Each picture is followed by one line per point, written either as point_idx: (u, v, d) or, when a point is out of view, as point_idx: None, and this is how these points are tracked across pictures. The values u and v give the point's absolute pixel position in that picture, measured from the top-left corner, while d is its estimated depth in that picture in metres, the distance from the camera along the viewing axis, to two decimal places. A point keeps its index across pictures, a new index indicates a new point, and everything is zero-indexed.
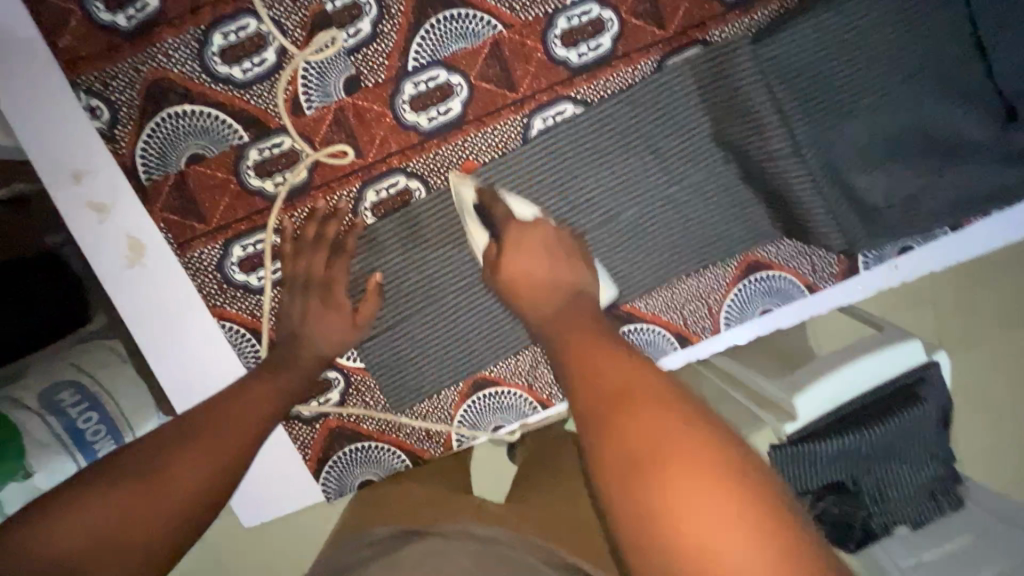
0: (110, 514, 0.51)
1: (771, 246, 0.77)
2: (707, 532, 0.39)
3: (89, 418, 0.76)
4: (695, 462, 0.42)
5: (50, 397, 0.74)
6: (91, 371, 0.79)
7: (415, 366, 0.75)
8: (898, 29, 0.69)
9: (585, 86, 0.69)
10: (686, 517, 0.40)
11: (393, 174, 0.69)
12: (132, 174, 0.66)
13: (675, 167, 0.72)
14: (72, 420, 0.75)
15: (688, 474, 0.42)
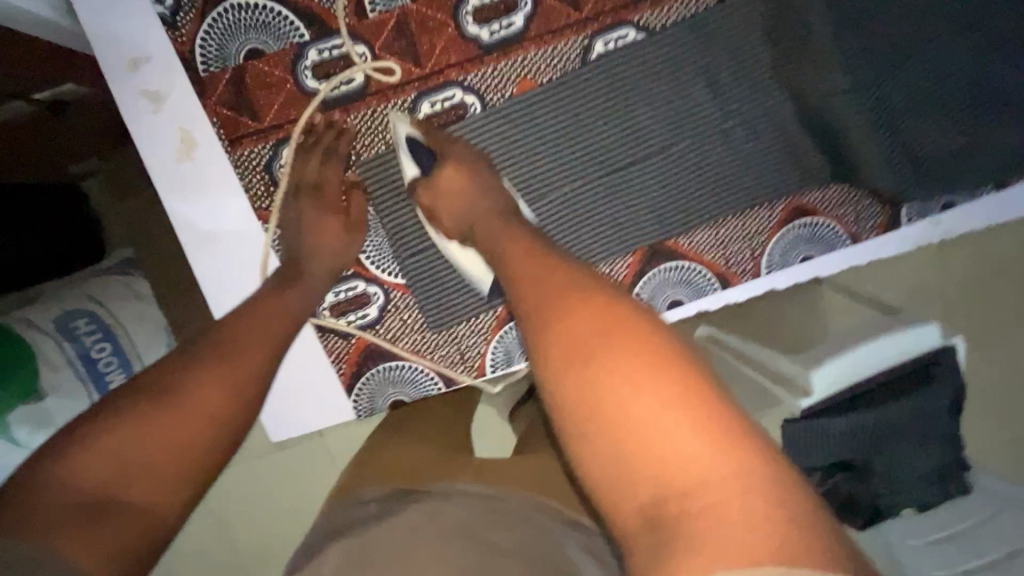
0: (129, 443, 0.45)
1: (817, 192, 0.77)
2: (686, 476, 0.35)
3: (102, 347, 0.80)
4: (669, 399, 0.38)
5: (66, 322, 0.78)
6: (102, 300, 0.83)
7: (452, 287, 0.75)
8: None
9: (648, 13, 0.70)
10: (668, 462, 0.36)
11: (449, 87, 0.69)
12: (190, 65, 0.66)
13: (731, 102, 0.72)
14: (86, 347, 0.79)
15: (653, 412, 0.37)
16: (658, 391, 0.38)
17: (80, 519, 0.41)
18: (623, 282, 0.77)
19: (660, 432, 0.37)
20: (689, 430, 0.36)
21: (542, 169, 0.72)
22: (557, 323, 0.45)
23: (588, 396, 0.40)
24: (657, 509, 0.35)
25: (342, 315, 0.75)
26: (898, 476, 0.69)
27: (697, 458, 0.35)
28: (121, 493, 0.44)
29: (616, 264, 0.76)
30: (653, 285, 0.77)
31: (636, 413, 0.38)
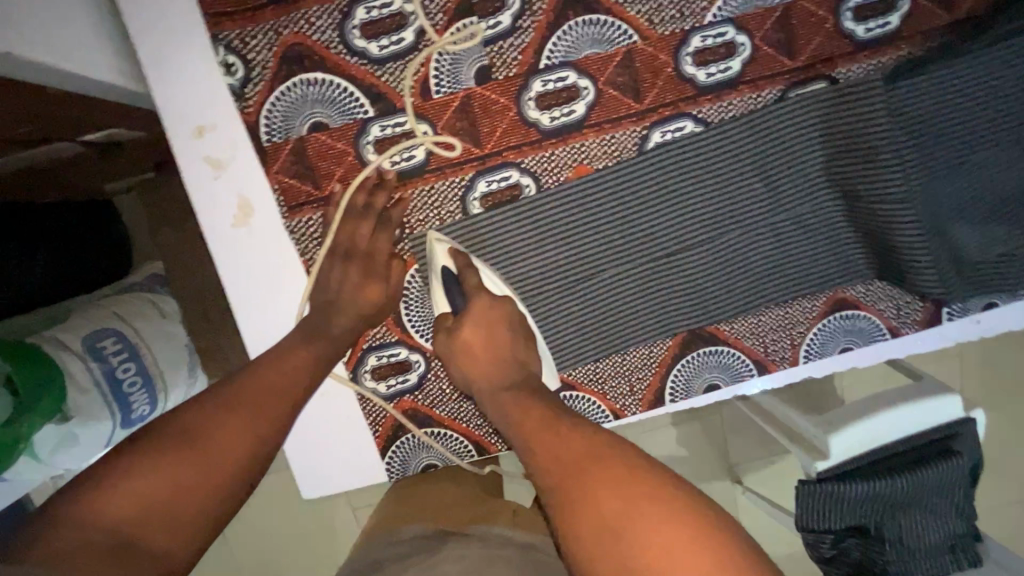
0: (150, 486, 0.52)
1: (862, 286, 0.77)
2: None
3: (128, 367, 0.82)
4: (686, 548, 0.43)
5: (95, 344, 0.79)
6: (130, 320, 0.86)
7: None
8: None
9: (707, 106, 0.70)
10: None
11: (507, 169, 0.69)
12: (255, 134, 0.67)
13: (784, 197, 0.73)
14: (112, 368, 0.81)
15: (669, 559, 0.43)
16: (672, 547, 0.43)
17: (106, 557, 0.46)
18: (661, 363, 0.78)
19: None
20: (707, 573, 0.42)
21: (589, 250, 0.73)
22: (569, 477, 0.50)
23: (617, 561, 0.44)
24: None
25: (382, 380, 0.76)
26: (908, 540, 0.85)
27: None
28: (143, 538, 0.49)
29: (656, 346, 0.77)
30: (690, 369, 0.78)
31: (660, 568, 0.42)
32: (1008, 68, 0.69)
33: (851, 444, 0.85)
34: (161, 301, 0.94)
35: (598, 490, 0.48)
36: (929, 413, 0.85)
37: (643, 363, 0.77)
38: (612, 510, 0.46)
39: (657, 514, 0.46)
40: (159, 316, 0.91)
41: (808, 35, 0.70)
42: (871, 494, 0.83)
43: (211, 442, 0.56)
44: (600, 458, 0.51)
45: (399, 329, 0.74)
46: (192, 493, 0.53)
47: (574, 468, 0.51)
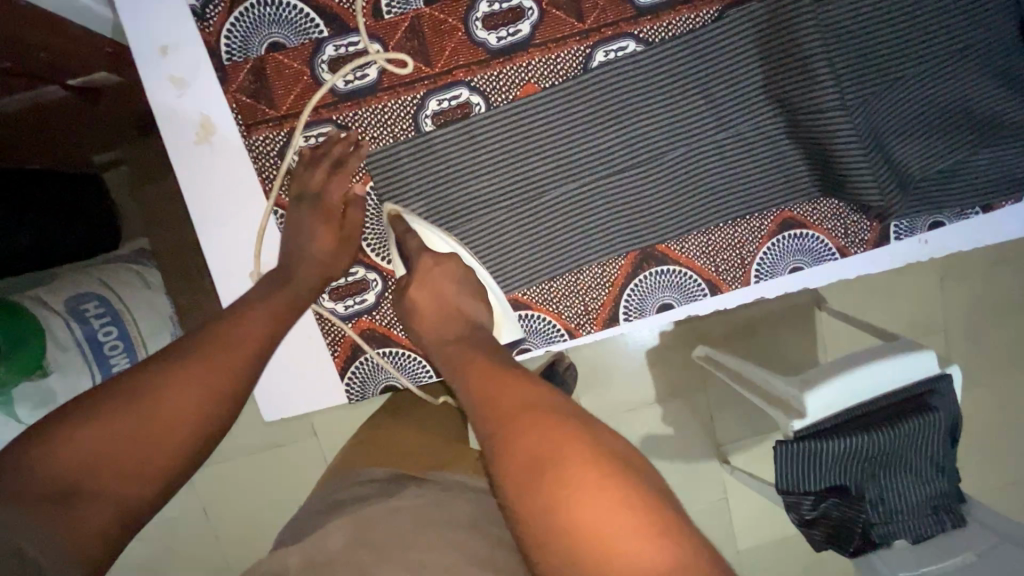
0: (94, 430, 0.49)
1: (809, 205, 0.79)
2: (628, 561, 0.41)
3: (109, 332, 0.82)
4: (608, 494, 0.44)
5: (77, 305, 0.80)
6: (115, 288, 0.86)
7: None
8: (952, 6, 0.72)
9: (647, 26, 0.74)
10: (611, 546, 0.42)
11: (456, 87, 0.73)
12: (215, 54, 0.70)
13: (726, 115, 0.75)
14: (93, 330, 0.81)
15: (590, 502, 0.43)
16: (593, 490, 0.44)
17: (53, 505, 0.45)
18: (614, 282, 0.79)
19: (601, 522, 0.43)
20: (624, 514, 0.43)
21: (539, 168, 0.75)
22: (505, 426, 0.50)
23: (544, 501, 0.44)
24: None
25: (340, 300, 0.77)
26: (889, 502, 0.83)
27: (624, 544, 0.42)
28: (92, 485, 0.47)
29: (608, 265, 0.79)
30: (644, 289, 0.80)
31: (581, 507, 0.43)
32: None
33: (825, 402, 0.82)
34: (147, 272, 0.95)
35: (530, 434, 0.48)
36: (906, 371, 0.83)
37: (596, 283, 0.79)
38: (541, 458, 0.46)
39: (585, 460, 0.46)
40: (143, 286, 0.91)
41: None
42: (854, 451, 0.80)
43: (170, 383, 0.53)
44: (537, 408, 0.50)
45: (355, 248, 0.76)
46: (149, 442, 0.51)
47: (509, 416, 0.50)
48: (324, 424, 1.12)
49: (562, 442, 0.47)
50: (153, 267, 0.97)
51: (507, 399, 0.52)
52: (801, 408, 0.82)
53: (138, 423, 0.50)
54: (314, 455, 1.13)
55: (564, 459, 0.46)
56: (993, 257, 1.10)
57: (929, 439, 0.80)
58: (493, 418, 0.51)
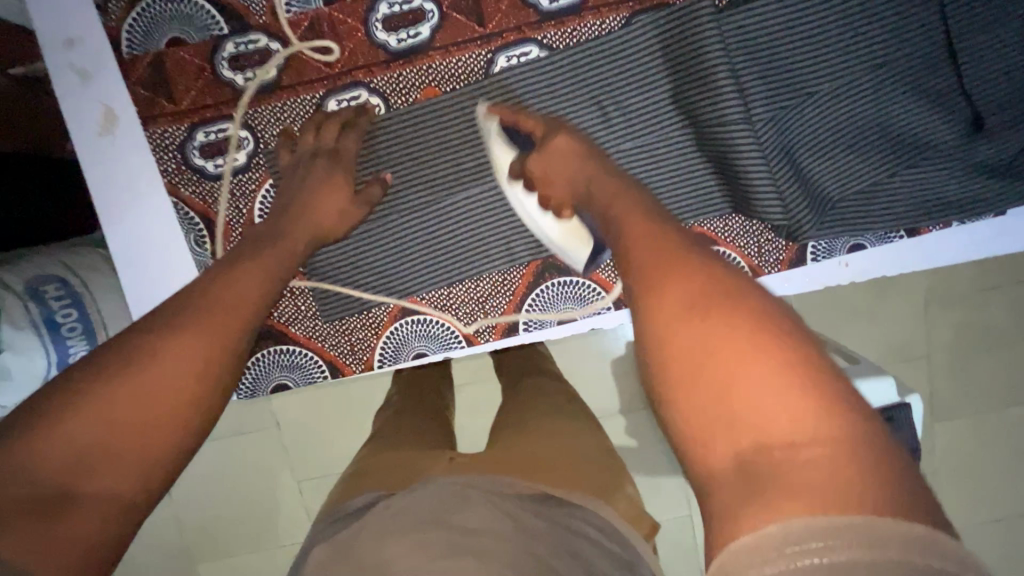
0: (87, 431, 0.44)
1: (719, 221, 0.76)
2: (777, 431, 0.36)
3: (69, 314, 0.75)
4: (797, 393, 0.37)
5: (37, 286, 0.73)
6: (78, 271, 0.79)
7: (379, 266, 0.76)
8: (870, 20, 0.69)
9: (552, 32, 0.72)
10: (757, 414, 0.37)
11: (356, 88, 0.72)
12: (117, 47, 0.71)
13: (635, 124, 0.73)
14: (52, 311, 0.74)
15: (741, 366, 0.39)
16: (748, 361, 0.39)
17: (44, 509, 0.41)
18: (516, 291, 0.79)
19: (747, 390, 0.38)
20: (777, 382, 0.37)
21: (438, 170, 0.74)
22: (659, 313, 0.44)
23: (692, 370, 0.41)
24: (750, 467, 0.36)
25: None
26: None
27: (780, 409, 0.37)
28: (85, 484, 0.43)
29: (510, 274, 0.78)
30: (546, 300, 0.79)
31: (721, 371, 0.39)
32: None
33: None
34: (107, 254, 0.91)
35: (672, 307, 0.43)
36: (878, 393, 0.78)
37: (497, 291, 0.79)
38: (722, 362, 0.39)
39: (744, 330, 0.40)
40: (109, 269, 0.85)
41: None
42: None
43: (170, 360, 0.49)
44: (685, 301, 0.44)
45: None
46: (134, 444, 0.46)
47: (657, 274, 0.46)
48: (287, 412, 1.13)
49: (708, 315, 0.42)
50: None
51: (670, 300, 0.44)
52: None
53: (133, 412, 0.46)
54: (293, 443, 1.14)
55: (709, 332, 0.41)
56: (953, 279, 1.05)
57: None
58: (637, 304, 0.46)
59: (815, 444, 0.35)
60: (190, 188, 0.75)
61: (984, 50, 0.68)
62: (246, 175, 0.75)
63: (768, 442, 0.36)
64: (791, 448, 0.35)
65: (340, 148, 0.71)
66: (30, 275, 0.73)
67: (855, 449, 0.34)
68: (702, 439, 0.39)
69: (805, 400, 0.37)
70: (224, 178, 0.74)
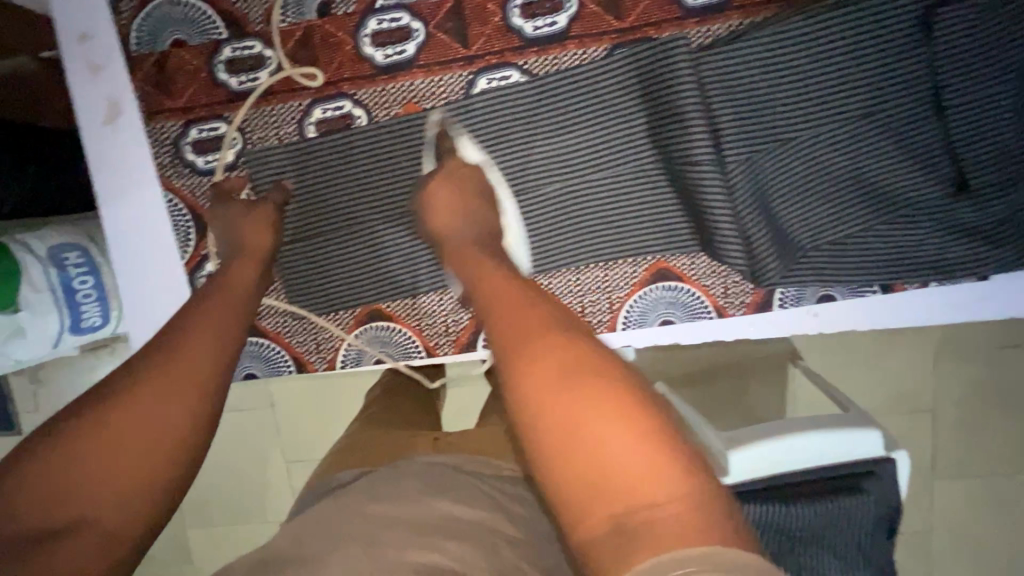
0: (67, 468, 0.45)
1: (686, 258, 0.76)
2: (632, 497, 0.36)
3: (84, 280, 0.87)
4: (639, 440, 0.38)
5: (59, 253, 0.84)
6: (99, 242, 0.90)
7: (340, 275, 0.79)
8: (856, 69, 0.67)
9: (533, 58, 0.73)
10: (619, 477, 0.37)
11: (340, 99, 0.75)
12: (126, 44, 0.76)
13: (607, 153, 0.73)
14: (70, 277, 0.86)
15: (616, 438, 0.38)
16: (620, 430, 0.38)
17: (31, 551, 0.41)
18: None
19: (607, 451, 0.37)
20: (643, 449, 0.37)
21: None
22: (523, 347, 0.44)
23: (562, 441, 0.39)
24: (622, 533, 0.35)
25: None
26: None
27: (641, 472, 0.36)
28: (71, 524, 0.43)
29: None
30: None
31: (591, 437, 0.38)
32: (839, 36, 0.67)
33: (758, 463, 0.73)
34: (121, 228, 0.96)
35: (548, 376, 0.41)
36: (850, 448, 0.74)
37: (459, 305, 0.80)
38: (585, 428, 0.39)
39: (612, 405, 0.39)
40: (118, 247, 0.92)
41: None
42: (773, 523, 0.71)
43: (150, 396, 0.49)
44: (552, 343, 0.43)
45: None
46: (116, 480, 0.46)
47: (528, 333, 0.44)
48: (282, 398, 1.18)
49: (580, 389, 0.40)
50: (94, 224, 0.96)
51: (550, 360, 0.42)
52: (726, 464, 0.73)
53: (118, 451, 0.46)
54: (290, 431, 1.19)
55: (570, 399, 0.40)
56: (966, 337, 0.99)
57: (852, 519, 0.71)
58: (513, 356, 0.44)
59: (670, 507, 0.35)
60: (182, 182, 0.79)
61: (971, 111, 0.66)
62: (233, 173, 0.79)
63: (629, 502, 0.36)
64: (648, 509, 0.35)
65: (359, 153, 0.76)
66: (54, 242, 0.84)
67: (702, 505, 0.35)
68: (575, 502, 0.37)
69: (662, 462, 0.37)
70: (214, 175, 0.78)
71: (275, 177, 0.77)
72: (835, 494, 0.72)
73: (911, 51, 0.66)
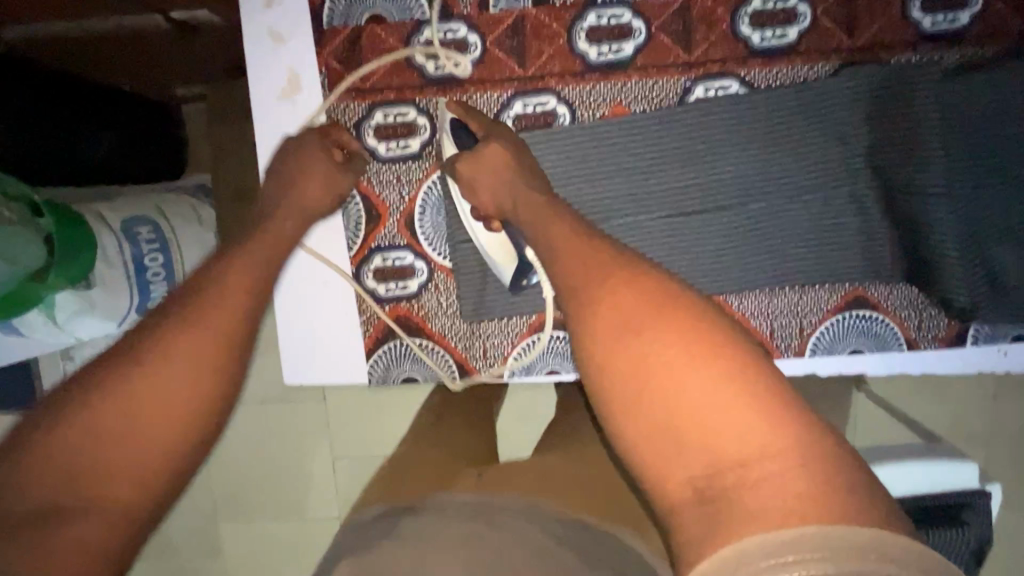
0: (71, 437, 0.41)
1: (884, 287, 0.74)
2: (723, 445, 0.36)
3: (155, 258, 0.79)
4: (721, 382, 0.37)
5: (131, 226, 0.78)
6: (172, 220, 0.82)
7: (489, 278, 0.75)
8: None
9: (755, 70, 0.70)
10: (706, 425, 0.37)
11: (545, 94, 0.71)
12: (317, 14, 0.70)
13: (822, 175, 0.71)
14: (141, 253, 0.79)
15: (701, 386, 0.37)
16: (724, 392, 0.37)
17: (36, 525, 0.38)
18: None
19: (718, 409, 0.37)
20: (757, 422, 0.36)
21: (626, 197, 0.72)
22: (595, 300, 0.45)
23: (636, 385, 0.40)
24: (708, 494, 0.35)
25: (383, 281, 0.76)
26: None
27: (737, 427, 0.36)
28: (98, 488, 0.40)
29: None
30: None
31: (677, 390, 0.38)
32: None
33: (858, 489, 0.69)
34: (202, 205, 0.88)
35: (619, 326, 0.42)
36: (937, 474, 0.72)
37: None
38: (634, 347, 0.40)
39: (693, 353, 0.39)
40: (196, 223, 0.85)
41: (872, 16, 0.69)
42: None
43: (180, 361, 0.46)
44: (623, 293, 0.44)
45: (408, 233, 0.75)
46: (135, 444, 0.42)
47: (609, 294, 0.44)
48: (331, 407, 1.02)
49: (666, 321, 0.41)
50: (207, 203, 0.89)
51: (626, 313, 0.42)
52: None
53: (119, 427, 0.42)
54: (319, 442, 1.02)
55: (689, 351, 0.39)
56: None
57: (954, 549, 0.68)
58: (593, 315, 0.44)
59: (776, 460, 0.35)
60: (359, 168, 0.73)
61: None
62: (416, 163, 0.73)
63: (726, 461, 0.35)
64: (744, 468, 0.35)
65: (559, 151, 0.71)
66: (126, 215, 0.77)
67: (811, 458, 0.34)
68: (661, 464, 0.38)
69: (762, 420, 0.36)
70: (397, 163, 0.73)
71: None
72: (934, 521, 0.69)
73: None
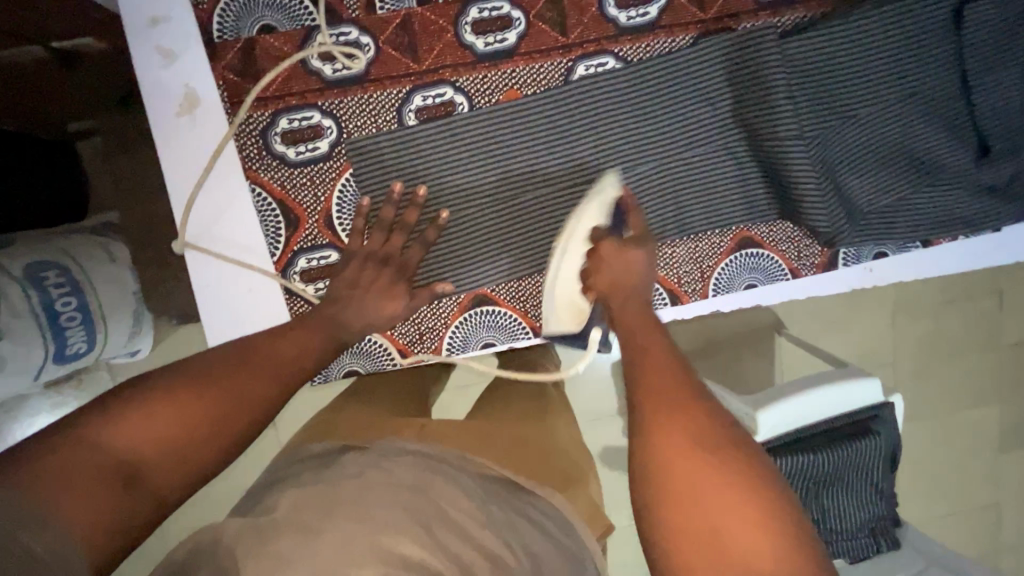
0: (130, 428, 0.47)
1: (765, 226, 0.84)
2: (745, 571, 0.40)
3: (68, 302, 0.75)
4: (750, 519, 0.42)
5: (37, 271, 0.72)
6: (78, 258, 0.78)
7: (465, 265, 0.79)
8: (914, 48, 0.76)
9: (627, 46, 0.78)
10: (733, 550, 0.41)
11: (441, 86, 0.76)
12: (206, 30, 0.72)
13: (697, 133, 0.79)
14: (51, 299, 0.73)
15: (734, 519, 0.42)
16: (715, 483, 0.44)
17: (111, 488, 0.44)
18: None
19: (743, 539, 0.41)
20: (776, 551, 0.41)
21: (529, 172, 0.78)
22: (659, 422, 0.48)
23: (681, 503, 0.44)
24: None
25: (309, 282, 0.78)
26: (832, 522, 0.79)
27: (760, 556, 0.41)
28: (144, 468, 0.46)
29: None
30: None
31: (715, 515, 0.42)
32: (896, 28, 0.76)
33: (782, 419, 0.76)
34: (111, 243, 0.85)
35: (677, 443, 0.46)
36: (856, 395, 0.77)
37: None
38: (680, 471, 0.45)
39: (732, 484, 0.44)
40: (108, 259, 0.82)
41: None
42: (798, 469, 0.75)
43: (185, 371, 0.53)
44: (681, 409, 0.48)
45: (328, 232, 0.77)
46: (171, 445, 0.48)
47: (668, 415, 0.48)
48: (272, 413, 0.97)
49: (714, 456, 0.45)
50: (119, 241, 0.87)
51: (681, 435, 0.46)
52: (755, 425, 0.76)
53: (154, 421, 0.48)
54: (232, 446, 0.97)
55: (706, 474, 0.44)
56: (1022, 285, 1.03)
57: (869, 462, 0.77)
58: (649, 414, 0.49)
59: None
60: (271, 176, 0.75)
61: (993, 85, 0.77)
62: (326, 164, 0.76)
63: None
64: None
65: (462, 137, 0.76)
66: (29, 260, 0.72)
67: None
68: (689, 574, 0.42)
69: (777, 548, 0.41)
70: (308, 166, 0.76)
71: (374, 166, 0.76)
72: (842, 438, 0.77)
73: (944, 36, 0.76)
